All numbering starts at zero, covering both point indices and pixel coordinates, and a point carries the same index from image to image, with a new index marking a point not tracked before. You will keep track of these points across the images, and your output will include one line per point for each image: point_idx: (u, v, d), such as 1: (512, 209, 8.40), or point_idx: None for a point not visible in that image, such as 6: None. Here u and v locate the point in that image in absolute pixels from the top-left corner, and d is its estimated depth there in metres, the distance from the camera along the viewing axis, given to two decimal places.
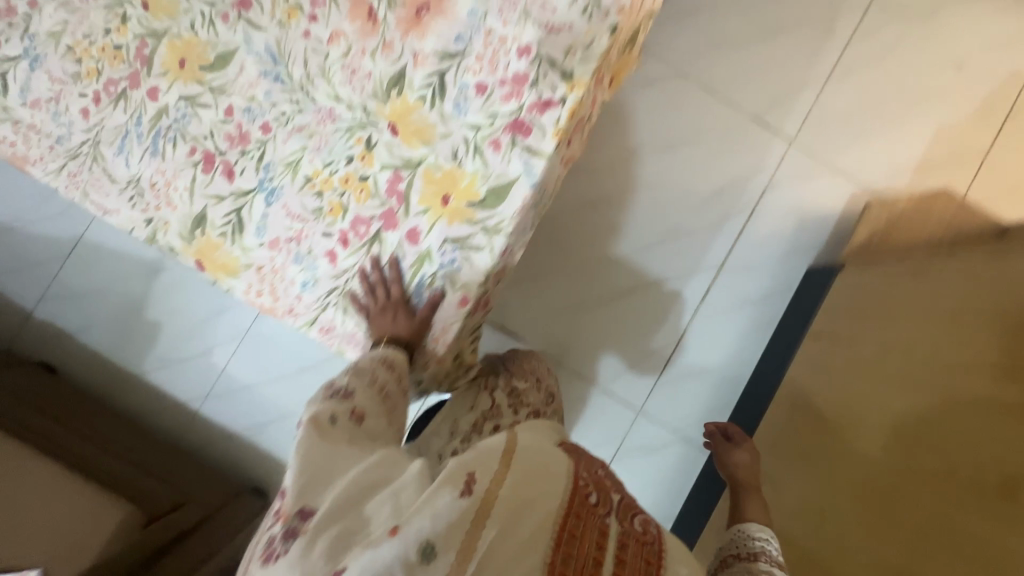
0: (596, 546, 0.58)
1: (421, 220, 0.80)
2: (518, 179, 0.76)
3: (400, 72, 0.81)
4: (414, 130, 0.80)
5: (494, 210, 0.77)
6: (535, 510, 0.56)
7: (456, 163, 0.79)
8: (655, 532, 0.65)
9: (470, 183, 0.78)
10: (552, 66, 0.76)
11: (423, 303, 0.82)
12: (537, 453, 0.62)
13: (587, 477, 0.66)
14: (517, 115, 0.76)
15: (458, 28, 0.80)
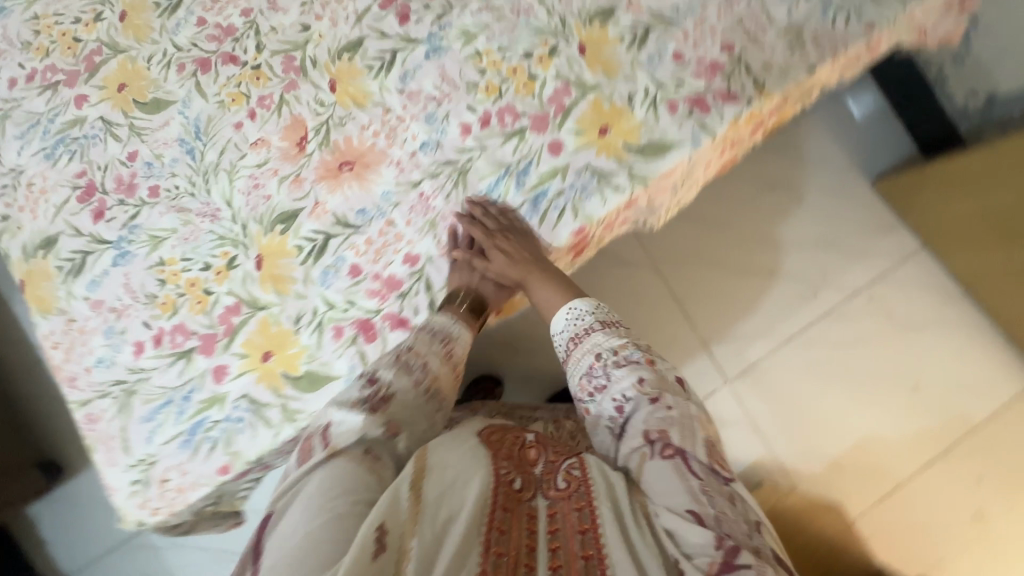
0: (528, 533, 0.52)
1: (234, 363, 0.75)
2: (337, 379, 0.72)
3: (295, 212, 0.78)
4: (274, 275, 0.76)
5: (302, 395, 0.73)
6: (452, 517, 0.50)
7: (294, 328, 0.74)
8: (580, 474, 0.58)
9: (298, 355, 0.74)
10: (427, 289, 0.73)
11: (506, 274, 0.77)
12: (447, 460, 0.55)
13: (505, 466, 0.58)
14: (370, 316, 0.73)
15: (366, 202, 0.76)
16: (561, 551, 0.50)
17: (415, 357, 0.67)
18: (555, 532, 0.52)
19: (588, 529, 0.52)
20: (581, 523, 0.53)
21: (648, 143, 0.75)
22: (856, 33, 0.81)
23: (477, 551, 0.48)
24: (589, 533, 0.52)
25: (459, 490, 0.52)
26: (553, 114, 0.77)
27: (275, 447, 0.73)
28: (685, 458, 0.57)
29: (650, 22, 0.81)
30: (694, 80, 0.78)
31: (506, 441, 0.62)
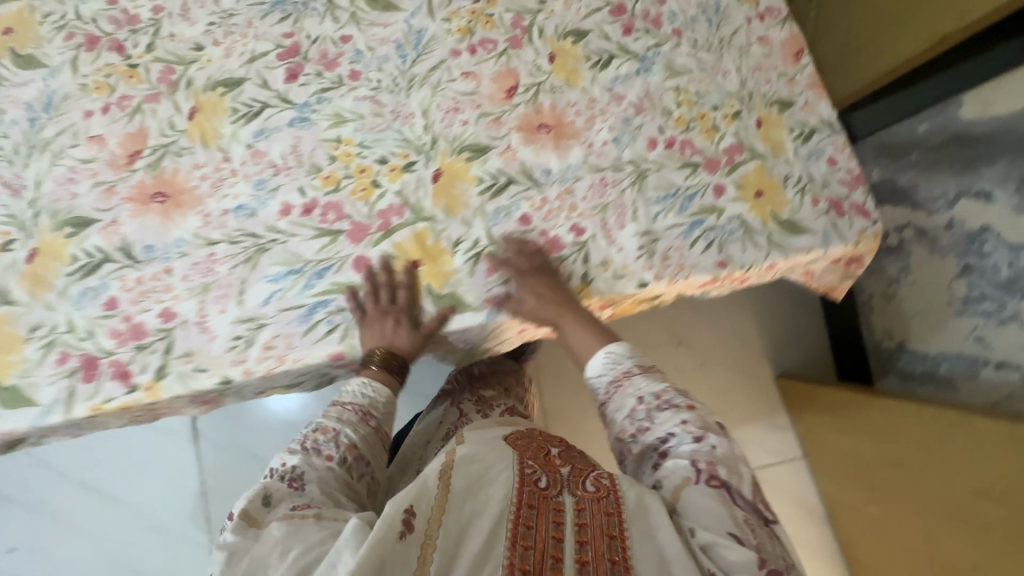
0: (553, 527, 0.52)
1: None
2: (34, 406, 0.68)
3: (90, 221, 0.75)
4: (36, 274, 0.73)
5: None
6: (475, 513, 0.52)
7: (24, 336, 0.70)
8: (610, 482, 0.57)
9: (14, 365, 0.69)
10: (165, 352, 0.69)
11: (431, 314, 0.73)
12: (476, 455, 0.57)
13: (533, 462, 0.59)
14: (99, 356, 0.69)
15: (158, 240, 0.74)
16: (586, 545, 0.51)
17: (329, 428, 0.69)
18: (583, 527, 0.52)
19: (616, 535, 0.52)
20: (608, 529, 0.52)
21: (450, 294, 0.73)
22: (708, 263, 0.81)
23: (503, 543, 0.50)
24: (617, 539, 0.52)
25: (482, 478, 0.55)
26: (373, 229, 0.74)
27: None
28: (728, 489, 0.57)
29: (515, 174, 0.80)
30: (529, 249, 0.76)
31: (530, 449, 0.61)
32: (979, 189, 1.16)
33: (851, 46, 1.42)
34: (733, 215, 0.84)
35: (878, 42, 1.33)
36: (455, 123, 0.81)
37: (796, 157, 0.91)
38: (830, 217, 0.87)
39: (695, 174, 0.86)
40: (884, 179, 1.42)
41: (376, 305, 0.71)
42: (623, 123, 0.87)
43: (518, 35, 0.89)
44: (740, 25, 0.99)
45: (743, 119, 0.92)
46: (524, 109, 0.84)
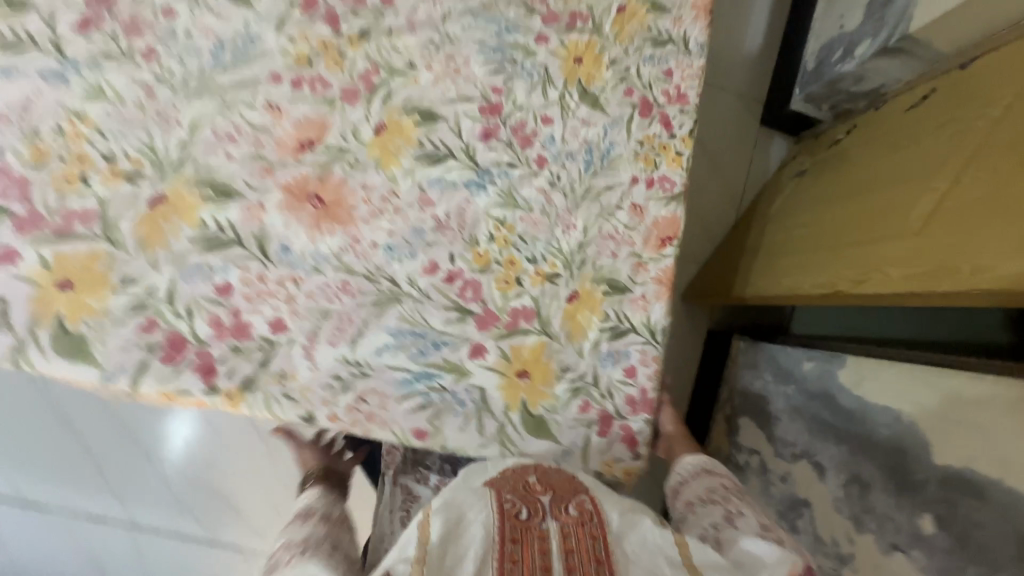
0: (541, 557, 0.55)
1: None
2: None
3: None
4: None
5: None
6: (457, 558, 0.53)
7: None
8: (592, 507, 0.62)
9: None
10: None
11: (112, 367, 0.62)
12: (458, 501, 0.58)
13: (511, 498, 0.61)
14: None
15: None
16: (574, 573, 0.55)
17: (281, 552, 0.60)
18: (570, 554, 0.56)
19: (602, 560, 0.56)
20: (595, 553, 0.56)
21: (78, 336, 0.62)
22: (404, 426, 0.70)
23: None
24: (603, 564, 0.56)
25: (463, 520, 0.56)
26: (47, 227, 0.64)
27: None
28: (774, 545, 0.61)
29: (246, 237, 0.69)
30: (202, 324, 0.65)
31: (511, 487, 0.62)
32: (817, 460, 0.96)
33: (774, 243, 1.17)
34: (476, 385, 0.73)
35: (794, 259, 1.07)
36: (218, 154, 0.71)
37: (591, 351, 0.80)
38: (588, 432, 0.77)
39: (460, 322, 0.74)
40: (757, 393, 1.18)
41: (54, 365, 0.61)
42: (412, 232, 0.75)
43: (359, 89, 0.79)
44: (621, 183, 0.88)
45: (558, 284, 0.81)
46: (307, 170, 0.73)
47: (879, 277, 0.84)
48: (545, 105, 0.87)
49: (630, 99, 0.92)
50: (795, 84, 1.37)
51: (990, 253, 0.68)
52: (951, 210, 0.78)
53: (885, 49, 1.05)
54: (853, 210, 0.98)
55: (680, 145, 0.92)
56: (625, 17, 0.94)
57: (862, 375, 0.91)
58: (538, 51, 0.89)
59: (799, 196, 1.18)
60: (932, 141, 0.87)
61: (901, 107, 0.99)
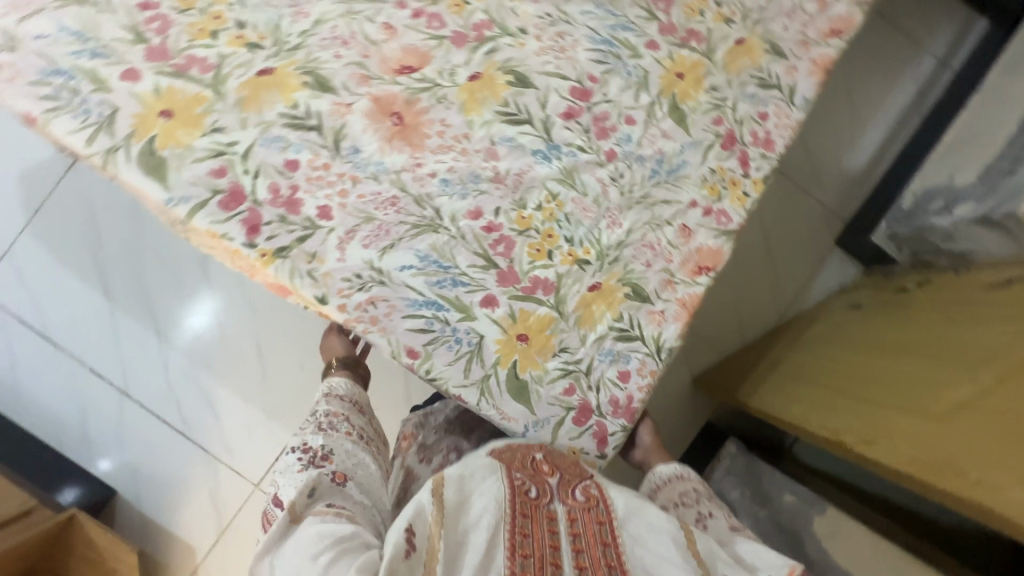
0: (548, 535, 0.64)
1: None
2: None
3: None
4: None
5: None
6: (469, 526, 0.60)
7: None
8: (596, 491, 0.70)
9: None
10: None
11: (181, 197, 0.69)
12: (474, 472, 0.65)
13: (521, 475, 0.69)
14: None
15: None
16: (584, 552, 0.64)
17: (336, 416, 0.84)
18: (577, 536, 0.66)
19: (608, 542, 0.65)
20: (601, 537, 0.66)
21: (160, 158, 0.70)
22: (400, 340, 0.73)
23: (504, 554, 0.60)
24: (609, 545, 0.65)
25: (473, 488, 0.63)
26: (170, 62, 0.73)
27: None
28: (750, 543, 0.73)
29: (327, 127, 0.75)
30: (263, 188, 0.72)
31: (516, 461, 0.69)
32: None
33: (799, 371, 1.23)
34: (477, 330, 0.77)
35: (822, 390, 1.13)
36: (329, 51, 0.78)
37: (594, 342, 0.81)
38: (564, 414, 0.78)
39: (483, 270, 0.78)
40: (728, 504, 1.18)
41: (135, 182, 0.69)
42: (470, 174, 0.80)
43: (469, 36, 0.84)
44: (679, 201, 0.89)
45: (584, 271, 0.83)
46: (399, 90, 0.79)
47: (888, 446, 0.89)
48: (633, 107, 0.89)
49: (717, 127, 0.93)
50: (882, 218, 1.46)
51: (995, 470, 0.73)
52: (981, 409, 0.80)
53: (984, 219, 1.10)
54: (900, 369, 1.01)
55: (751, 186, 0.92)
56: (740, 51, 0.96)
57: (832, 531, 1.03)
58: (644, 55, 0.91)
59: (855, 336, 1.23)
60: (995, 332, 0.90)
61: (988, 289, 1.02)
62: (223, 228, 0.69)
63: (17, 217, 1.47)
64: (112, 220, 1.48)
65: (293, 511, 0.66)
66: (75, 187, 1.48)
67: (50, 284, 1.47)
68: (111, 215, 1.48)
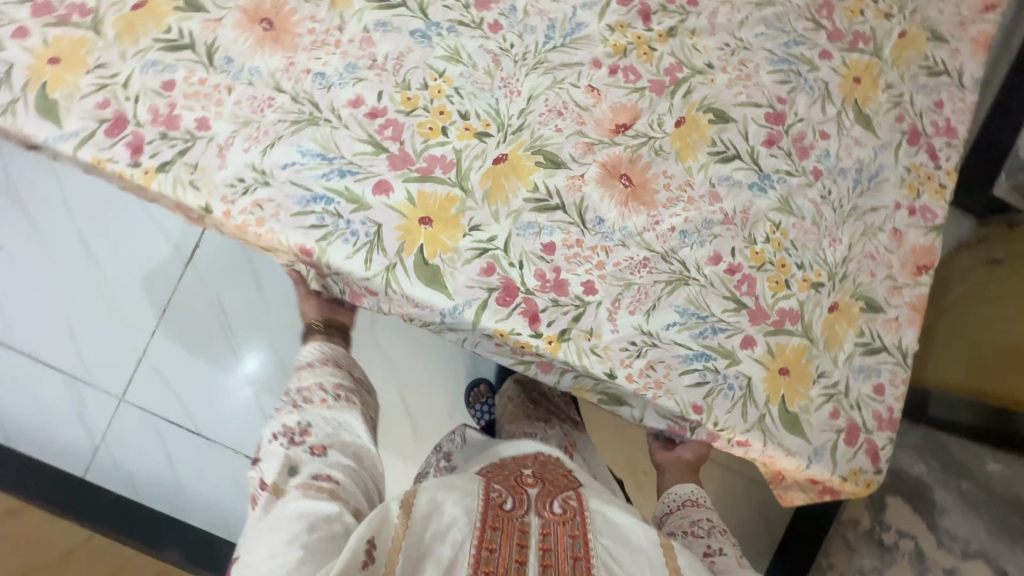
0: (518, 547, 0.59)
1: (35, 39, 0.74)
2: (58, 128, 0.72)
3: (202, 7, 0.77)
4: (133, 24, 0.76)
5: (30, 107, 0.72)
6: (436, 536, 0.57)
7: (91, 66, 0.74)
8: (576, 502, 0.66)
9: (66, 85, 0.73)
10: (177, 152, 0.71)
11: (463, 302, 0.70)
12: (439, 483, 0.62)
13: (499, 487, 0.67)
14: (131, 122, 0.72)
15: (239, 60, 0.75)
16: (552, 567, 0.57)
17: (312, 385, 0.80)
18: (547, 552, 0.59)
19: (580, 556, 0.59)
20: (573, 550, 0.59)
21: (433, 266, 0.71)
22: (684, 398, 0.74)
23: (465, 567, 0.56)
24: (580, 560, 0.58)
25: (444, 496, 0.60)
26: (414, 167, 0.73)
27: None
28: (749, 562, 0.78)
29: (569, 203, 0.76)
30: (530, 276, 0.73)
31: (502, 476, 0.70)
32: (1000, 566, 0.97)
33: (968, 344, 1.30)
34: (743, 373, 0.77)
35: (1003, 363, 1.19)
36: (550, 126, 0.78)
37: (844, 362, 0.83)
38: (836, 438, 0.80)
39: (736, 313, 0.78)
40: (918, 480, 1.24)
41: (418, 298, 0.70)
42: (703, 221, 0.80)
43: (665, 82, 0.84)
44: (885, 206, 0.90)
45: (821, 294, 0.83)
46: (621, 151, 0.80)
47: None
48: (824, 120, 0.89)
49: (900, 125, 0.93)
50: (1000, 169, 1.43)
51: None
52: None
53: None
54: None
55: (944, 177, 0.93)
56: (904, 43, 0.96)
57: None
58: (821, 66, 0.91)
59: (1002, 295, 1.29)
60: None
61: None
62: (506, 322, 0.71)
63: (147, 320, 1.49)
64: (231, 304, 1.51)
65: (275, 490, 0.65)
66: (201, 284, 1.50)
67: (191, 382, 1.48)
68: (229, 298, 1.51)
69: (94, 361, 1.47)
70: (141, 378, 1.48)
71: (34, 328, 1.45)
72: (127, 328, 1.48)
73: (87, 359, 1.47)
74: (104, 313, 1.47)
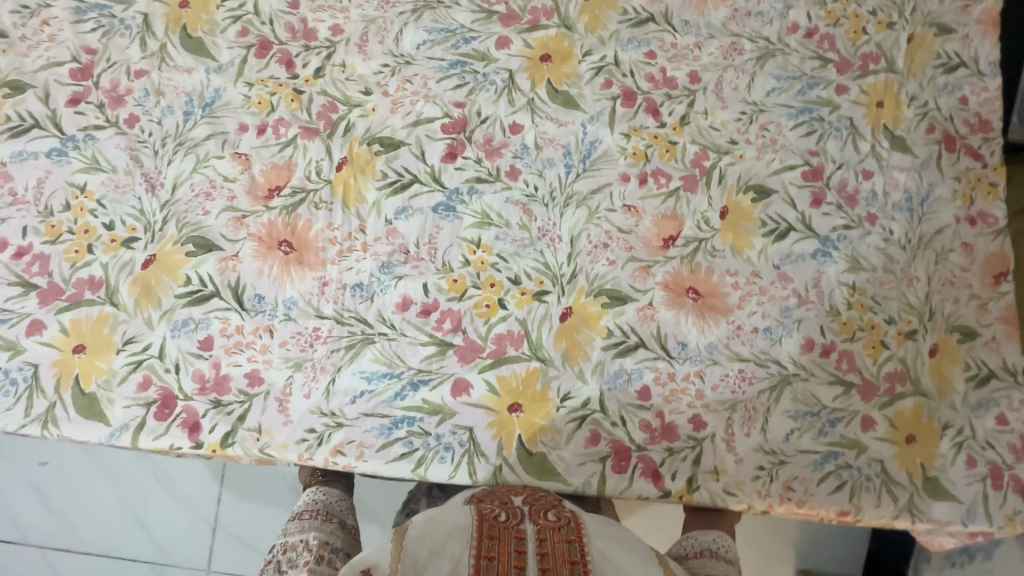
0: (516, 555, 0.48)
1: (52, 330, 0.69)
2: (105, 425, 0.65)
3: (214, 243, 0.73)
4: (149, 284, 0.71)
5: (70, 410, 0.66)
6: (434, 553, 0.47)
7: (119, 343, 0.68)
8: (571, 514, 0.54)
9: (101, 372, 0.67)
10: (239, 418, 0.66)
11: (579, 480, 0.66)
12: (432, 512, 0.51)
13: (492, 504, 0.54)
14: (179, 394, 0.66)
15: (270, 294, 0.71)
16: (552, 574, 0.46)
17: (296, 545, 0.64)
18: (545, 557, 0.48)
19: (579, 561, 0.48)
20: (571, 556, 0.48)
21: (539, 455, 0.66)
22: (827, 511, 0.71)
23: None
24: (580, 565, 0.47)
25: (440, 516, 0.50)
26: (485, 353, 0.69)
27: (9, 432, 0.65)
28: None
29: (648, 338, 0.72)
30: (638, 431, 0.68)
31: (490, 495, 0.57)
32: None
33: None
34: (874, 458, 0.74)
35: None
36: (601, 261, 0.74)
37: (963, 405, 0.78)
38: (983, 488, 0.75)
39: (846, 396, 0.75)
40: None
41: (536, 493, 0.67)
42: (781, 311, 0.76)
43: (696, 174, 0.80)
44: (946, 224, 0.85)
45: (918, 341, 0.79)
46: (678, 265, 0.76)
47: None
48: (860, 158, 0.86)
49: (933, 134, 0.88)
50: None
51: None
52: None
53: None
54: None
55: (994, 175, 0.87)
56: (912, 48, 0.91)
57: None
58: (840, 103, 0.88)
59: None
60: None
61: None
62: (629, 487, 0.67)
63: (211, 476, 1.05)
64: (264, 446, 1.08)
65: None
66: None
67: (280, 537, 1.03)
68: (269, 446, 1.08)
69: (166, 544, 1.03)
70: (223, 550, 1.03)
71: (81, 529, 1.03)
72: (189, 496, 1.05)
73: (158, 545, 1.03)
74: (159, 489, 1.05)
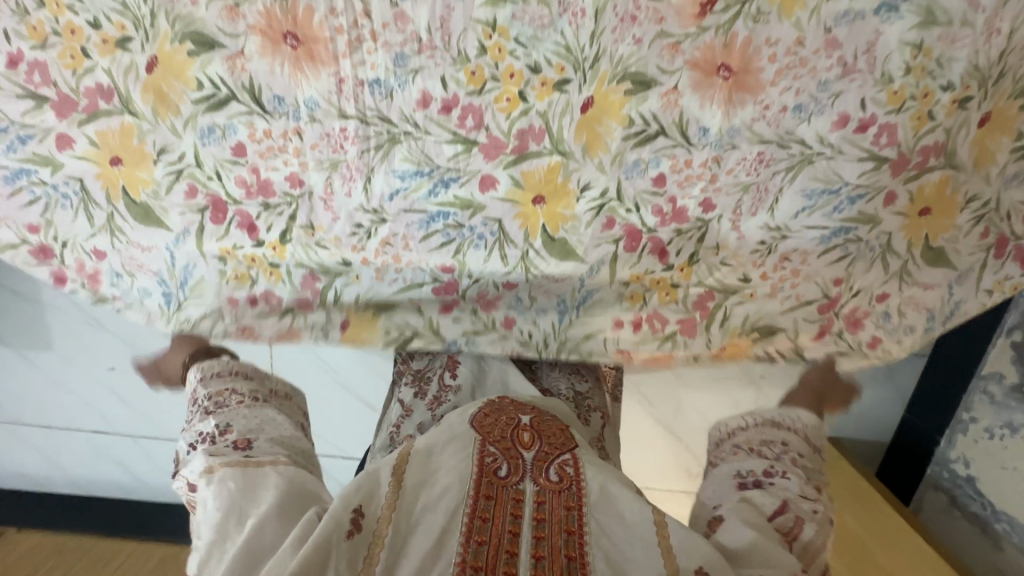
0: (512, 519, 0.51)
1: (82, 143, 0.75)
2: (169, 230, 0.79)
3: (213, 41, 0.70)
4: (161, 88, 0.72)
5: (130, 215, 0.79)
6: (427, 507, 0.51)
7: (152, 154, 0.76)
8: (575, 472, 0.56)
9: (145, 183, 0.77)
10: (289, 217, 0.78)
11: (593, 256, 0.78)
12: (436, 463, 0.55)
13: (496, 448, 0.57)
14: (227, 201, 0.77)
15: (289, 94, 0.72)
16: (544, 542, 0.49)
17: (224, 391, 0.70)
18: (541, 523, 0.51)
19: (575, 531, 0.50)
20: (568, 525, 0.51)
21: (561, 240, 0.77)
22: (827, 277, 0.81)
23: (455, 542, 0.49)
24: (575, 535, 0.50)
25: (439, 463, 0.55)
26: (508, 149, 0.73)
27: (83, 240, 0.80)
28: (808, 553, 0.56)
29: (668, 125, 0.71)
30: (650, 216, 0.76)
31: (499, 417, 0.61)
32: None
33: None
34: (884, 231, 0.79)
35: None
36: (626, 39, 0.68)
37: (996, 177, 0.76)
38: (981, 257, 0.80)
39: (874, 172, 0.74)
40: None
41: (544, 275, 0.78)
42: (819, 84, 0.70)
43: None
44: None
45: (970, 110, 0.72)
46: (712, 37, 0.68)
47: None
48: None
49: None
50: None
51: None
52: None
53: None
54: None
55: None
56: None
57: None
58: None
59: None
60: None
61: None
62: (638, 261, 0.78)
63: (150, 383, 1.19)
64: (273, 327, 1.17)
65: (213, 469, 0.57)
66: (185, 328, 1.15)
67: None
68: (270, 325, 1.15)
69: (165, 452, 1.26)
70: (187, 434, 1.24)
71: (56, 415, 1.23)
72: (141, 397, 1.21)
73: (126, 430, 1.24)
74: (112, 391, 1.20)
